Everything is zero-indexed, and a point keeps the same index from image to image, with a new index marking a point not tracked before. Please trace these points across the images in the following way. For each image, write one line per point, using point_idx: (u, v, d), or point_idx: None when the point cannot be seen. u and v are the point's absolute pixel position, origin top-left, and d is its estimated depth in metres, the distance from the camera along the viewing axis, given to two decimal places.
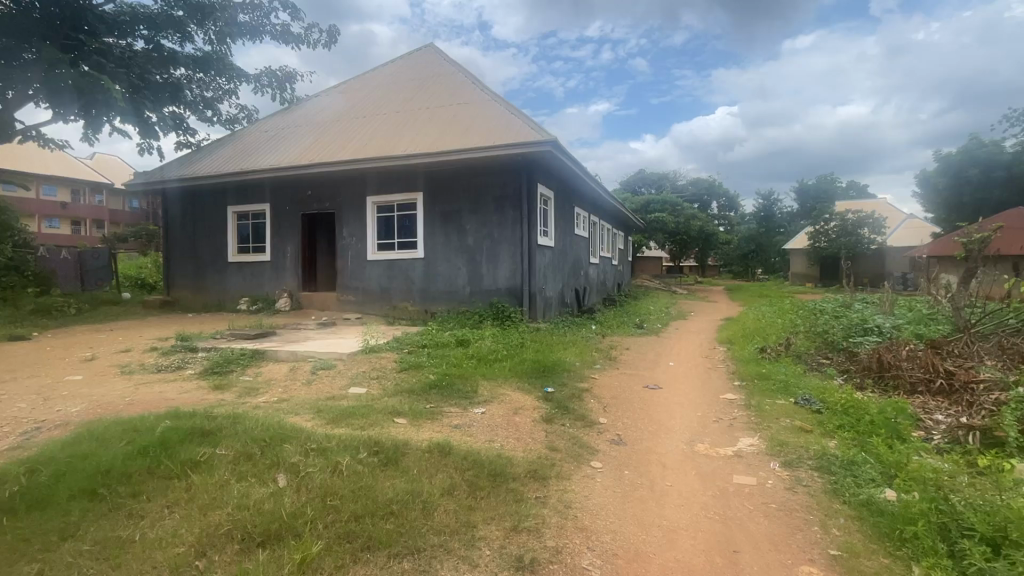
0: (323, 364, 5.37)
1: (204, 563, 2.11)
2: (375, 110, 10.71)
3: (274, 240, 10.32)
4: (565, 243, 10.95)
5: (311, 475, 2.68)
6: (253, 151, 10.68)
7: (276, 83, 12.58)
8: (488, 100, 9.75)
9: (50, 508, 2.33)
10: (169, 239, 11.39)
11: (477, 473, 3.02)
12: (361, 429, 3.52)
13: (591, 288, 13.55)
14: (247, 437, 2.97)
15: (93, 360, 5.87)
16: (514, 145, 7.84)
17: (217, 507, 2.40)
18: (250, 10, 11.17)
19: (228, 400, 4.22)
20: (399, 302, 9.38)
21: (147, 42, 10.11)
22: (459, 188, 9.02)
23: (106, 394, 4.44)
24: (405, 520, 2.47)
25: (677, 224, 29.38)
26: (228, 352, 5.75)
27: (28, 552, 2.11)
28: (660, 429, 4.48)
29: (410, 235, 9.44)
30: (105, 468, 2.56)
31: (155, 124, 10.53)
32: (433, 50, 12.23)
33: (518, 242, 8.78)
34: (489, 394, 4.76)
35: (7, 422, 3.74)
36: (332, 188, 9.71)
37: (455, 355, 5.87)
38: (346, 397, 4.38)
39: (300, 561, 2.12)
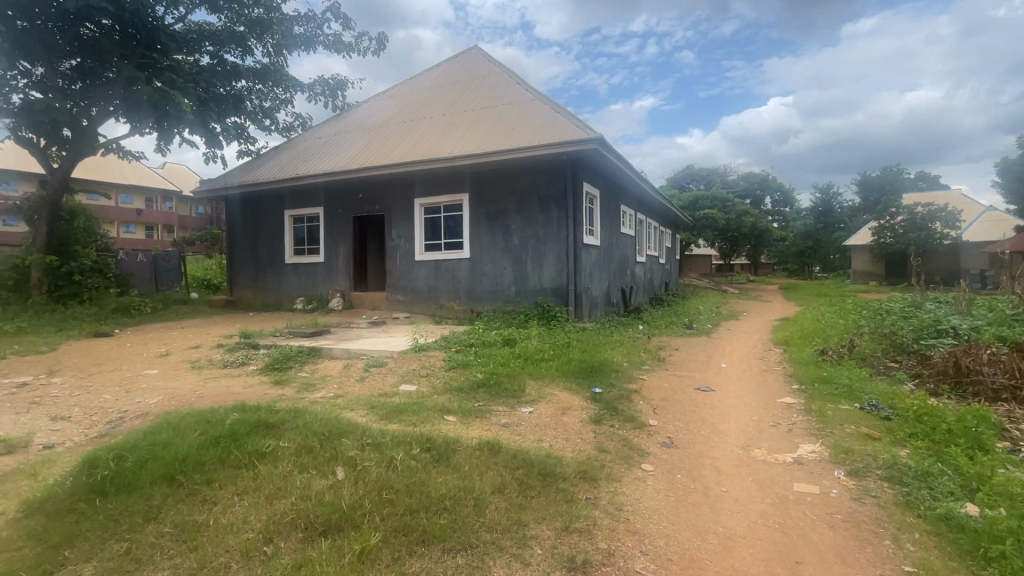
0: (375, 362, 5.54)
1: (272, 549, 2.23)
2: (422, 113, 10.94)
3: (328, 242, 10.73)
4: (611, 242, 10.80)
5: (367, 469, 2.76)
6: (308, 157, 11.15)
7: (329, 90, 13.09)
8: (533, 99, 9.76)
9: (135, 493, 2.51)
10: (232, 242, 12.07)
11: (527, 473, 3.03)
12: (413, 426, 3.61)
13: (637, 287, 13.29)
14: (307, 431, 3.10)
15: (167, 356, 6.32)
16: (559, 144, 7.81)
17: (282, 496, 2.52)
18: (305, 22, 11.69)
19: (288, 395, 4.44)
20: (446, 301, 9.54)
21: (212, 57, 10.75)
22: (504, 188, 9.08)
23: (179, 387, 4.77)
24: (457, 516, 2.51)
25: (727, 221, 28.32)
26: (287, 349, 6.03)
27: (117, 531, 2.30)
28: (714, 433, 4.34)
29: (457, 236, 9.58)
30: (181, 456, 2.74)
31: (220, 134, 11.18)
32: (478, 52, 12.36)
33: (564, 241, 8.74)
34: (537, 393, 4.77)
35: (95, 412, 4.10)
36: (382, 191, 10.00)
37: (502, 354, 5.91)
38: (398, 394, 4.50)
39: (360, 551, 2.20)
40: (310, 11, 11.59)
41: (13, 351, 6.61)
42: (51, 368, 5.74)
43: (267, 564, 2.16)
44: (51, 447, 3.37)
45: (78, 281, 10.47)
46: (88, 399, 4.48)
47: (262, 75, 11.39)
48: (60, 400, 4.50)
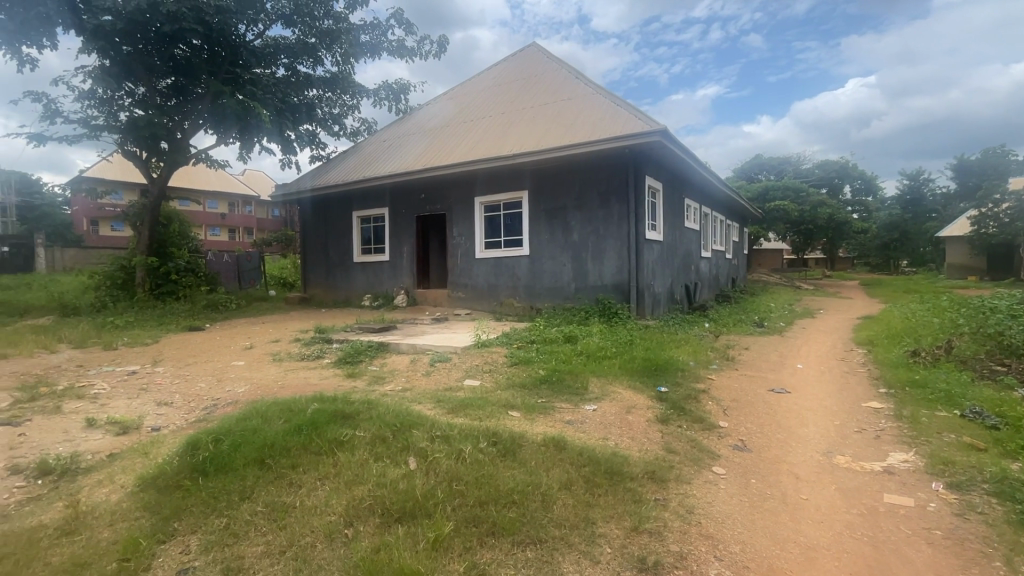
0: (440, 358, 5.69)
1: (352, 532, 2.35)
2: (482, 112, 11.09)
3: (393, 241, 11.14)
4: (674, 237, 10.47)
5: (437, 460, 2.86)
6: (374, 160, 11.62)
7: (392, 95, 13.56)
8: (592, 94, 9.62)
9: (230, 472, 2.73)
10: (306, 243, 12.83)
11: (595, 470, 3.01)
12: (478, 420, 3.68)
13: (702, 283, 12.81)
14: (380, 422, 3.24)
15: (251, 349, 6.83)
16: (620, 137, 7.63)
17: (360, 482, 2.66)
18: (371, 30, 12.16)
19: (360, 387, 4.67)
20: (506, 298, 9.62)
21: (287, 69, 11.44)
22: (563, 184, 9.03)
23: (263, 378, 5.15)
24: (526, 510, 2.54)
25: (801, 213, 26.56)
26: (358, 344, 6.34)
27: (217, 507, 2.51)
28: (791, 437, 4.10)
29: (517, 233, 9.65)
30: (270, 441, 2.95)
31: (294, 141, 11.90)
32: (536, 49, 12.34)
33: (625, 237, 8.57)
34: (600, 391, 4.71)
35: (193, 399, 4.51)
36: (443, 190, 10.25)
37: (564, 351, 5.90)
38: (462, 389, 4.61)
39: (433, 539, 2.28)
40: (376, 19, 12.05)
41: (123, 342, 7.40)
42: (154, 359, 6.37)
43: (348, 546, 2.28)
44: (158, 430, 3.74)
45: (174, 280, 11.52)
46: (186, 387, 4.93)
47: (332, 83, 11.99)
48: (163, 387, 4.98)
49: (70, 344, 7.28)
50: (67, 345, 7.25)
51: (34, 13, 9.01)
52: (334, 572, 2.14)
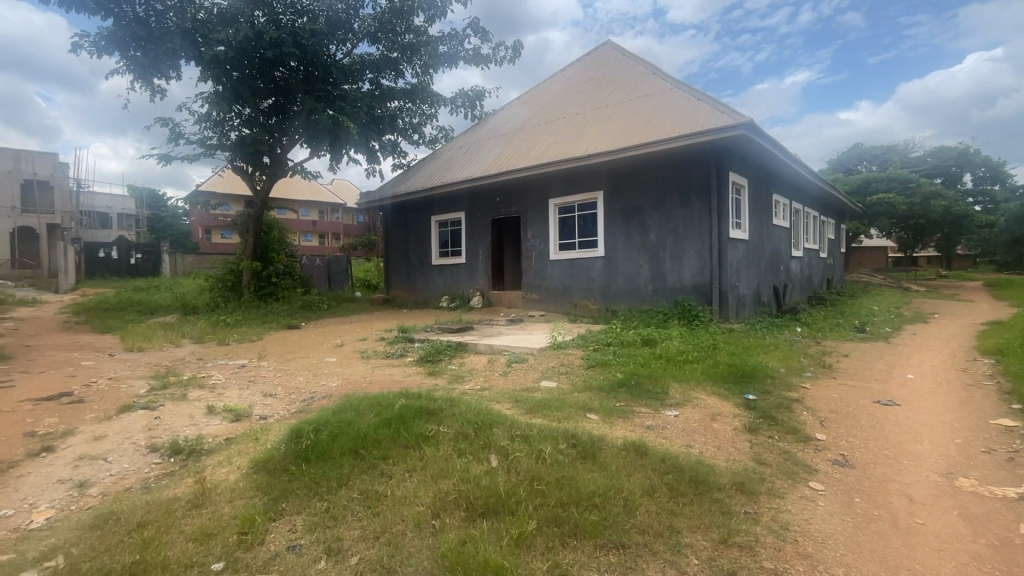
0: (517, 358, 5.78)
1: (439, 523, 2.46)
2: (556, 114, 11.10)
3: (469, 244, 11.45)
4: (762, 236, 9.86)
5: (518, 459, 2.91)
6: (451, 166, 12.02)
7: (468, 102, 13.95)
8: (672, 89, 9.31)
9: (329, 460, 2.95)
10: (389, 247, 13.53)
11: (678, 478, 2.91)
12: (556, 421, 3.70)
13: (793, 284, 11.95)
14: (463, 419, 3.35)
15: (342, 346, 7.34)
16: (702, 133, 7.31)
17: (445, 476, 2.77)
18: (449, 41, 12.60)
19: (441, 385, 4.86)
20: (581, 300, 9.55)
21: (372, 84, 12.15)
22: (641, 183, 8.83)
23: (353, 374, 5.51)
24: (608, 514, 2.52)
25: (909, 206, 23.92)
26: (438, 344, 6.59)
27: (319, 491, 2.73)
28: (901, 454, 3.71)
29: (592, 234, 9.56)
30: (362, 433, 3.15)
31: (378, 151, 12.61)
32: (612, 46, 12.13)
33: (707, 237, 8.19)
34: (682, 396, 4.56)
35: (293, 392, 4.93)
36: (519, 194, 10.40)
37: (642, 354, 5.76)
38: (539, 390, 4.65)
39: (517, 536, 2.33)
40: (453, 30, 12.46)
41: (234, 338, 8.25)
42: (260, 354, 7.04)
43: (436, 537, 2.38)
44: (265, 418, 4.13)
45: (275, 282, 12.61)
46: (287, 381, 5.41)
47: (412, 94, 12.55)
48: (268, 380, 5.49)
49: (191, 339, 8.24)
50: (189, 339, 8.21)
51: (163, 49, 10.31)
52: (422, 560, 2.25)
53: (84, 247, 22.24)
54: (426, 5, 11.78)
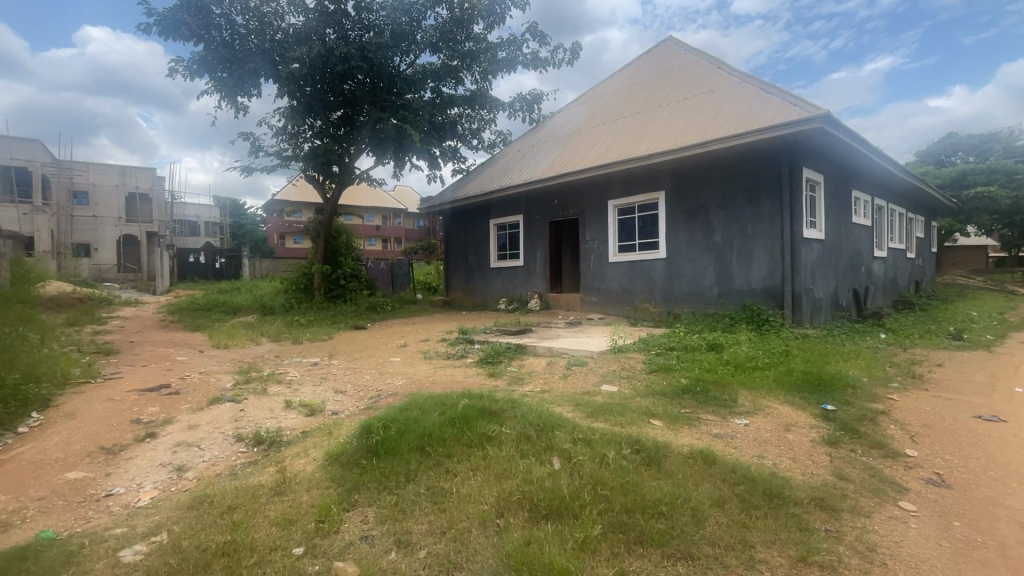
0: (576, 361, 5.74)
1: (504, 522, 2.49)
2: (615, 115, 10.95)
3: (527, 247, 11.51)
4: (839, 236, 9.22)
5: (582, 463, 2.89)
6: (509, 170, 12.15)
7: (526, 105, 14.04)
8: (739, 83, 8.92)
9: (396, 456, 3.06)
10: (448, 250, 13.86)
11: (750, 490, 2.78)
12: (619, 426, 3.65)
13: (875, 287, 11.05)
14: (525, 420, 3.37)
15: (405, 346, 7.61)
16: (774, 126, 6.94)
17: (508, 477, 2.80)
18: (508, 46, 12.76)
19: (502, 386, 4.92)
20: (641, 302, 9.35)
21: (433, 92, 12.53)
22: (705, 182, 8.51)
23: (417, 374, 5.68)
24: (676, 523, 2.45)
25: (1015, 201, 21.43)
26: (497, 346, 6.67)
27: (389, 485, 2.84)
28: (1008, 476, 3.34)
29: (653, 236, 9.33)
30: (428, 431, 3.25)
31: (439, 157, 12.97)
32: (673, 42, 11.79)
33: (777, 237, 7.76)
34: (752, 405, 4.34)
35: (362, 389, 5.17)
36: (577, 196, 10.35)
37: (708, 359, 5.55)
38: (600, 394, 4.59)
39: (581, 540, 2.32)
40: (512, 35, 12.60)
41: (307, 337, 8.77)
42: (331, 353, 7.44)
43: (500, 536, 2.42)
44: (337, 414, 4.36)
45: (343, 285, 13.26)
46: (356, 379, 5.68)
47: (471, 100, 12.83)
48: (338, 377, 5.79)
49: (269, 337, 8.84)
50: (267, 338, 8.82)
51: (246, 69, 11.17)
52: (488, 557, 2.29)
53: (177, 253, 24.43)
54: (485, 12, 12.02)
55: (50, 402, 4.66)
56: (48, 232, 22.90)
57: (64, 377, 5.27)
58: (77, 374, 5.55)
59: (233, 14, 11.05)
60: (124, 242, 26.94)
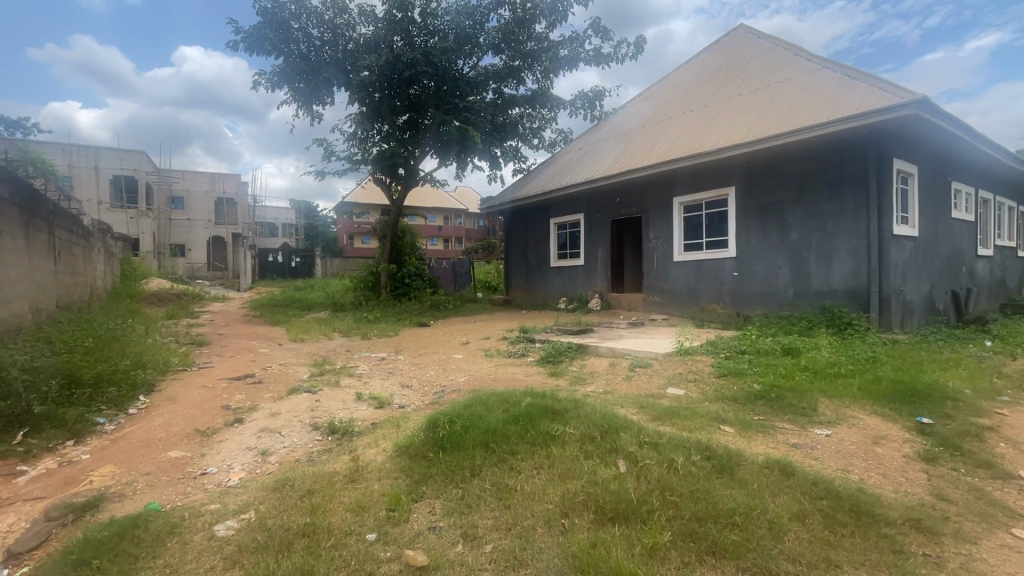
0: (640, 363, 5.60)
1: (569, 523, 2.47)
2: (681, 108, 10.57)
3: (588, 246, 11.36)
4: (936, 233, 8.39)
5: (648, 467, 2.81)
6: (569, 168, 12.06)
7: (588, 103, 13.87)
8: (819, 70, 8.34)
9: (462, 450, 3.13)
10: (509, 249, 13.98)
11: (834, 505, 2.59)
12: (686, 431, 3.52)
13: (978, 288, 9.93)
14: (589, 421, 3.32)
15: (468, 344, 7.76)
16: (859, 115, 6.44)
17: (573, 477, 2.78)
18: (570, 44, 12.66)
19: (563, 386, 4.89)
20: (708, 303, 8.98)
21: (495, 93, 12.68)
22: (780, 177, 8.03)
23: (478, 371, 5.78)
24: (752, 536, 2.32)
25: None
26: (558, 345, 6.65)
27: (455, 478, 2.91)
28: None
29: (721, 234, 8.93)
30: (493, 428, 3.28)
31: (500, 157, 13.10)
32: (745, 29, 11.18)
33: (863, 234, 7.18)
34: (834, 414, 4.05)
35: (426, 385, 5.33)
36: (640, 193, 10.09)
37: (783, 364, 5.23)
38: (666, 397, 4.45)
39: (650, 547, 2.26)
40: (574, 32, 12.50)
41: (374, 333, 9.17)
42: (397, 348, 7.73)
43: (566, 536, 2.40)
44: (404, 407, 4.52)
45: (408, 283, 13.72)
46: (421, 374, 5.86)
47: (533, 100, 12.87)
48: (404, 372, 6.00)
49: (341, 332, 9.32)
50: (338, 333, 9.29)
51: (320, 79, 11.82)
52: (554, 556, 2.28)
53: (258, 253, 26.33)
54: (547, 11, 12.01)
55: (153, 387, 5.17)
56: (151, 234, 25.51)
57: (165, 364, 5.83)
58: (175, 362, 6.12)
59: (309, 27, 11.73)
60: (213, 243, 29.37)
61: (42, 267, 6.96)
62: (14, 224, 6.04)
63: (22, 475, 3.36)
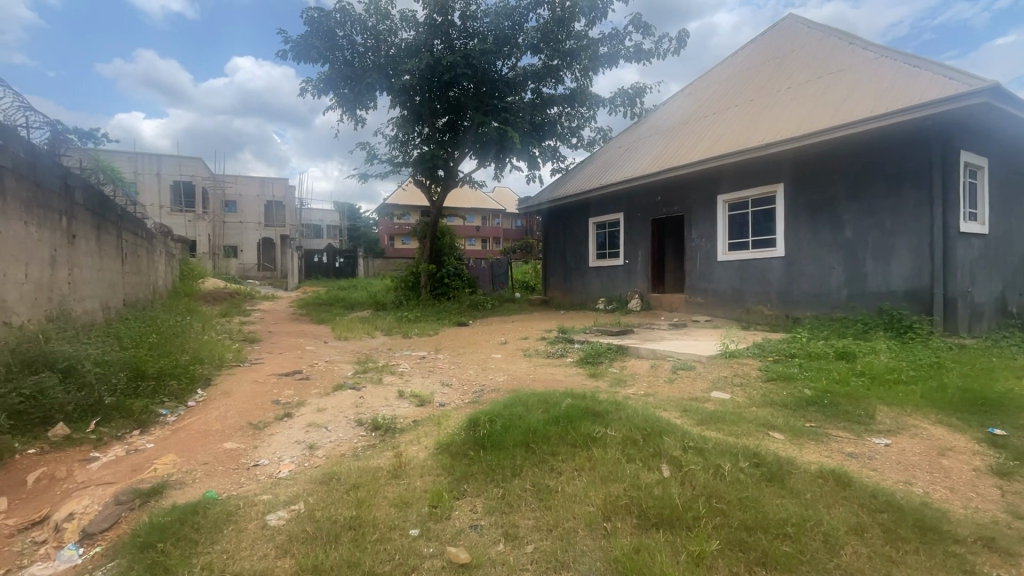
0: (683, 365, 5.46)
1: (611, 527, 2.44)
2: (726, 103, 10.24)
3: (628, 245, 11.17)
4: (1009, 230, 7.79)
5: (694, 473, 2.73)
6: (609, 167, 11.91)
7: (628, 100, 13.65)
8: (876, 59, 7.91)
9: (502, 450, 3.14)
10: (547, 249, 13.94)
11: (896, 519, 2.44)
12: (733, 436, 3.40)
13: None
14: (631, 424, 3.26)
15: (506, 344, 7.78)
16: (920, 105, 6.07)
17: (615, 480, 2.74)
18: (610, 41, 12.50)
19: (603, 387, 4.84)
20: (754, 305, 8.67)
21: (533, 93, 12.68)
22: (833, 172, 7.66)
23: (517, 371, 5.79)
24: (806, 548, 2.23)
25: None
26: (598, 345, 6.58)
27: (496, 478, 2.92)
28: None
29: (769, 232, 8.59)
30: (533, 428, 3.28)
31: (539, 157, 13.08)
32: (795, 19, 10.72)
33: (925, 232, 6.74)
34: (894, 423, 3.82)
35: (466, 383, 5.38)
36: (683, 191, 9.86)
37: (837, 369, 4.98)
38: (710, 400, 4.33)
39: (696, 554, 2.20)
40: (614, 29, 12.34)
41: (415, 332, 9.35)
42: (437, 347, 7.85)
43: (608, 539, 2.37)
44: (444, 406, 4.58)
45: (447, 283, 13.90)
46: (461, 373, 5.93)
47: (571, 99, 12.80)
48: (444, 371, 6.09)
49: (383, 331, 9.54)
50: (380, 331, 9.53)
51: (363, 84, 12.14)
52: (595, 560, 2.26)
53: (305, 254, 27.37)
54: (587, 8, 11.91)
55: (210, 381, 5.45)
56: (207, 236, 26.98)
57: (220, 360, 6.14)
58: (230, 357, 6.43)
59: (353, 35, 12.07)
60: (264, 244, 30.74)
61: (112, 267, 7.47)
62: (87, 227, 6.51)
63: (94, 461, 3.61)
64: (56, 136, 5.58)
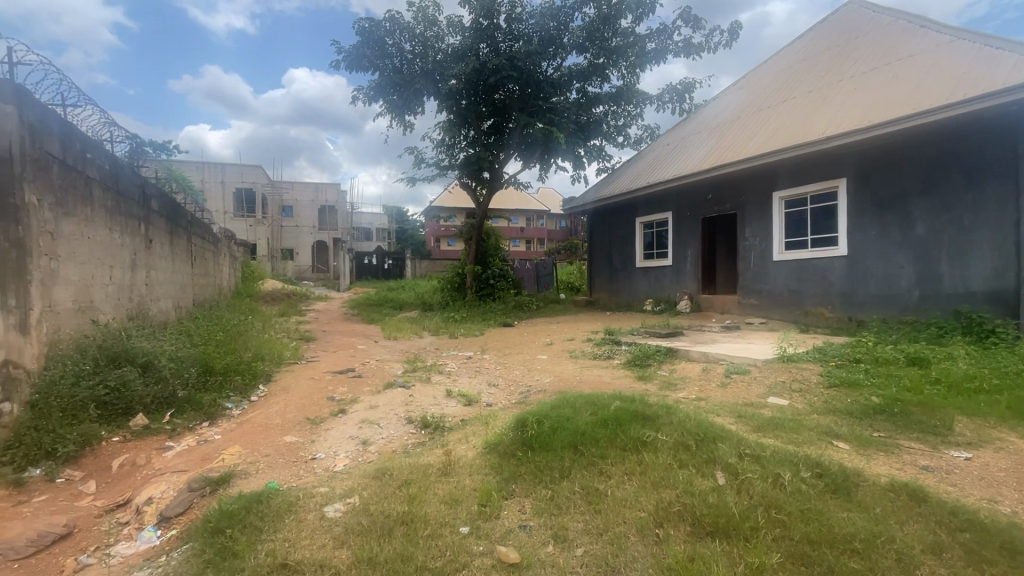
0: (737, 369, 5.25)
1: (663, 534, 2.38)
2: (782, 96, 9.79)
3: (677, 245, 10.87)
4: None
5: (751, 481, 2.62)
6: (656, 165, 11.65)
7: (677, 96, 13.31)
8: (952, 43, 7.34)
9: (550, 451, 3.12)
10: (593, 249, 13.78)
11: (979, 540, 2.25)
12: (792, 444, 3.25)
13: None
14: (682, 428, 3.17)
15: (552, 345, 7.76)
16: (1003, 91, 5.59)
17: (667, 485, 2.68)
18: (657, 37, 12.24)
19: (652, 391, 4.73)
20: (814, 306, 8.25)
21: (579, 92, 12.59)
22: (902, 165, 7.17)
23: (564, 372, 5.77)
24: (876, 566, 2.10)
25: None
26: (646, 347, 6.44)
27: (545, 479, 2.91)
28: None
29: (830, 230, 8.13)
30: (581, 430, 3.24)
31: (584, 156, 12.97)
32: (859, 4, 10.11)
33: (1010, 228, 6.18)
34: (975, 436, 3.53)
35: (512, 384, 5.40)
36: (735, 189, 9.50)
37: (908, 375, 4.65)
38: (766, 406, 4.15)
39: (754, 567, 2.11)
40: (662, 24, 12.08)
41: (461, 332, 9.49)
42: (483, 348, 7.92)
43: (660, 547, 2.32)
44: (491, 406, 4.62)
45: (492, 284, 14.03)
46: (507, 373, 5.97)
47: (617, 97, 12.62)
48: (491, 371, 6.14)
49: (430, 331, 9.74)
50: (428, 331, 9.73)
51: (411, 91, 12.45)
52: (647, 567, 2.22)
53: (356, 256, 28.35)
54: (634, 5, 11.73)
55: (270, 377, 5.74)
56: (266, 240, 28.48)
57: (279, 357, 6.46)
58: (288, 355, 6.75)
59: (402, 42, 12.40)
60: (318, 247, 32.09)
61: (183, 270, 8.02)
62: (162, 233, 7.02)
63: (169, 450, 3.89)
64: (135, 149, 6.05)
